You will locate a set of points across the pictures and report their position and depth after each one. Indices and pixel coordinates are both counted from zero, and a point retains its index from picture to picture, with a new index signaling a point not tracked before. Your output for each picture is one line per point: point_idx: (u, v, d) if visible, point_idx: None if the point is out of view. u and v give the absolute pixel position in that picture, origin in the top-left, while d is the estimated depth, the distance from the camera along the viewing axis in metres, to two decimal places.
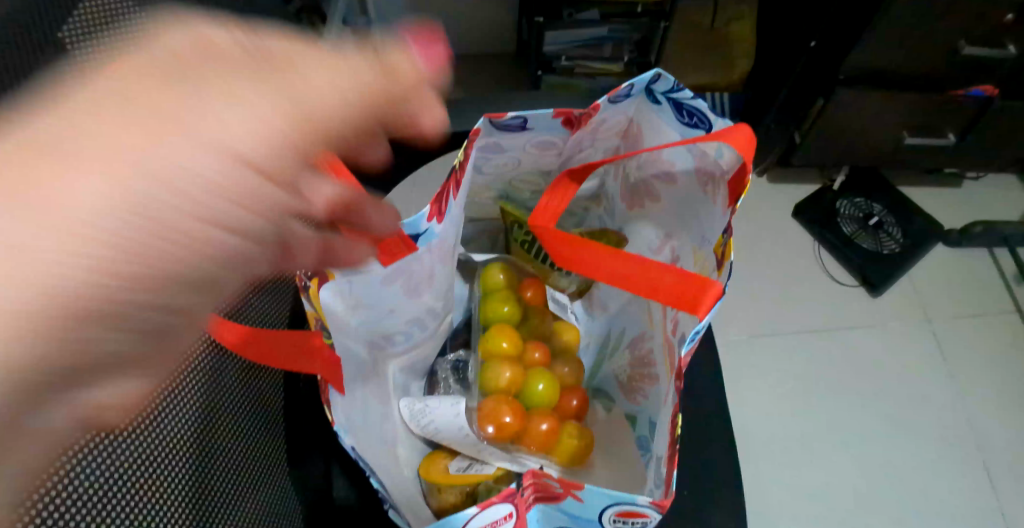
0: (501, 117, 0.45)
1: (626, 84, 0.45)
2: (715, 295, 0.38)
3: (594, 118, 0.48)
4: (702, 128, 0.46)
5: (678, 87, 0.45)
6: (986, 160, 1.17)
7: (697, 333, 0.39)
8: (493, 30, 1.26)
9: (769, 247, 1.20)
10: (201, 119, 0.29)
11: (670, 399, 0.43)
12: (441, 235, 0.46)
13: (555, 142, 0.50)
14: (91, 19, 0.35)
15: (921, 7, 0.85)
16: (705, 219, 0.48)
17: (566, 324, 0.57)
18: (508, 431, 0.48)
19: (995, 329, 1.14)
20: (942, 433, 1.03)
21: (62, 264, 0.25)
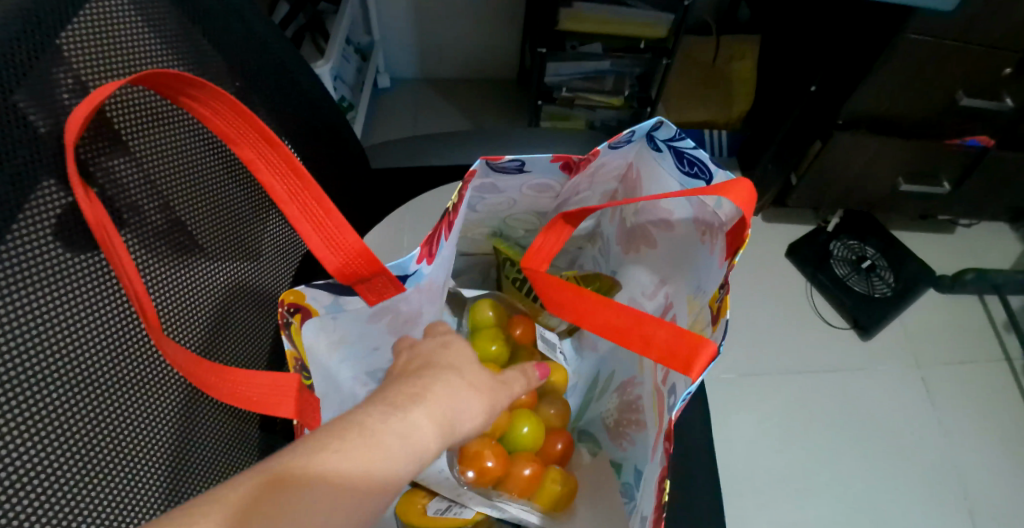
0: (498, 160, 0.44)
1: (629, 130, 0.45)
2: (709, 354, 0.38)
3: (593, 163, 0.48)
4: (702, 178, 0.46)
5: (679, 135, 0.45)
6: (980, 209, 1.18)
7: (689, 393, 0.39)
8: (497, 58, 1.27)
9: (761, 285, 1.20)
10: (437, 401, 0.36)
11: (659, 455, 0.42)
12: (430, 275, 0.45)
13: (552, 185, 0.50)
14: (100, 28, 0.36)
15: (920, 57, 0.86)
16: (701, 268, 0.47)
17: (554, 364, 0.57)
18: (490, 475, 0.47)
19: (985, 377, 1.14)
20: (930, 480, 1.03)
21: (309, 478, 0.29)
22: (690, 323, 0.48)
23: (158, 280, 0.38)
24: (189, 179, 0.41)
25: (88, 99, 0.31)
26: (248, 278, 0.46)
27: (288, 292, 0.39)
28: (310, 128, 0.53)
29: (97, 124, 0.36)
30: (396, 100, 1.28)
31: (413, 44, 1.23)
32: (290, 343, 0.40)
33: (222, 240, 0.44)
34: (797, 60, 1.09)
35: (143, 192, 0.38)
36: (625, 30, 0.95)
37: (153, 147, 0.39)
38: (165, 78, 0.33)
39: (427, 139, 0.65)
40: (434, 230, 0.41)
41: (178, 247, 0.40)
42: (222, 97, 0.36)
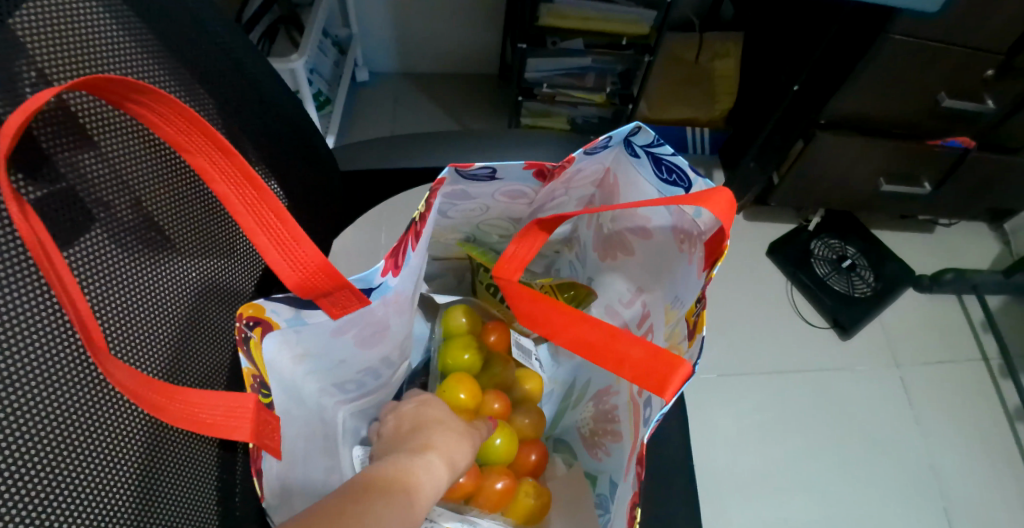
0: (467, 167, 0.43)
1: (605, 136, 0.44)
2: (683, 375, 0.37)
3: (568, 169, 0.46)
4: (680, 186, 0.44)
5: (657, 141, 0.43)
6: (959, 209, 1.18)
7: (661, 415, 0.38)
8: (477, 51, 1.25)
9: (742, 284, 1.20)
10: (437, 439, 0.41)
11: (631, 474, 0.42)
12: (397, 287, 0.45)
13: (526, 191, 0.49)
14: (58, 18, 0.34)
15: (903, 57, 0.86)
16: (679, 277, 0.46)
17: (529, 373, 0.55)
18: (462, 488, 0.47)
19: (961, 376, 1.14)
20: (905, 478, 1.03)
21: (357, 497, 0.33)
22: (667, 334, 0.47)
23: (127, 280, 0.37)
24: (160, 174, 0.40)
25: (22, 109, 0.28)
26: (222, 277, 0.45)
27: (248, 304, 0.38)
28: (273, 132, 0.51)
29: (61, 116, 0.34)
30: (375, 95, 1.26)
31: (391, 37, 1.20)
32: (247, 361, 0.38)
33: (195, 239, 0.42)
34: (781, 59, 1.08)
35: (112, 188, 0.37)
36: (608, 27, 0.93)
37: (124, 142, 0.38)
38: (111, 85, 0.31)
39: (399, 139, 0.63)
40: (400, 240, 0.41)
41: (150, 245, 0.39)
42: (171, 103, 0.34)
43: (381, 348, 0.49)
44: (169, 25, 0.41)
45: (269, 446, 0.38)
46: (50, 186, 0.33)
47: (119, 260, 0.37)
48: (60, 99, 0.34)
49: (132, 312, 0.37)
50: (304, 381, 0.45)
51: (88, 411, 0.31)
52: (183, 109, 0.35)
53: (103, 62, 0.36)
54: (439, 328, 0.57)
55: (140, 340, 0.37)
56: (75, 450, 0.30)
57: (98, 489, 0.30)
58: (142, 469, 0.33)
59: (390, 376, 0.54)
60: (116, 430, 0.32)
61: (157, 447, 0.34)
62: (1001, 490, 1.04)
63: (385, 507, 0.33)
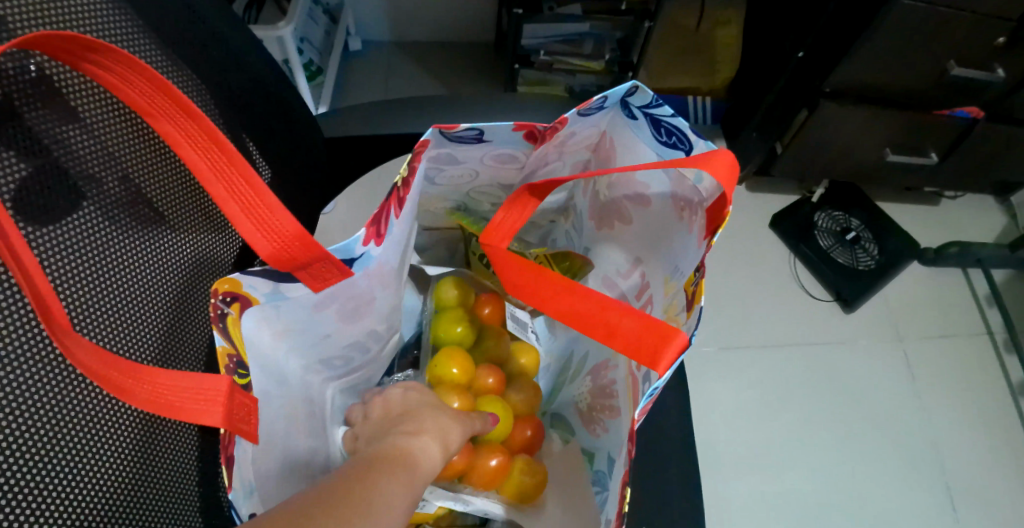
0: (453, 129, 0.41)
1: (600, 96, 0.41)
2: (678, 347, 0.35)
3: (561, 132, 0.44)
4: (681, 149, 0.42)
5: (656, 102, 0.41)
6: (966, 181, 1.15)
7: (656, 389, 0.37)
8: (473, 19, 1.21)
9: (744, 257, 1.18)
10: (433, 420, 0.39)
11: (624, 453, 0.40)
12: (380, 257, 0.44)
13: (516, 155, 0.47)
14: None
15: (911, 23, 0.83)
16: (678, 247, 0.45)
17: (523, 347, 0.54)
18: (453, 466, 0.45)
19: (963, 350, 1.13)
20: (905, 451, 1.03)
21: (355, 479, 0.32)
22: (665, 307, 0.45)
23: (116, 253, 0.35)
24: (148, 145, 0.38)
25: None
26: (214, 251, 0.43)
27: (223, 279, 0.36)
28: (251, 99, 0.48)
29: (39, 85, 0.32)
30: (367, 64, 1.23)
31: (382, 4, 1.16)
32: (221, 340, 0.36)
33: (186, 211, 0.41)
34: (785, 25, 1.04)
35: (99, 161, 0.35)
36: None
37: (110, 111, 0.36)
38: (62, 41, 0.29)
39: (388, 103, 0.61)
40: (382, 206, 0.40)
41: (139, 218, 0.37)
42: (137, 66, 0.33)
43: (366, 322, 0.48)
44: None
45: (245, 431, 0.36)
46: (36, 159, 0.32)
47: (109, 234, 0.35)
48: (36, 66, 0.32)
49: (122, 287, 0.35)
50: (285, 355, 0.43)
51: (55, 383, 0.30)
52: (152, 73, 0.33)
53: (79, 23, 0.35)
54: (429, 303, 0.56)
55: (128, 313, 0.36)
56: (44, 421, 0.29)
57: (70, 458, 0.30)
58: (113, 442, 0.33)
59: (378, 352, 0.53)
60: (81, 410, 0.31)
61: (127, 424, 0.34)
62: (1002, 464, 1.03)
63: (381, 481, 0.32)
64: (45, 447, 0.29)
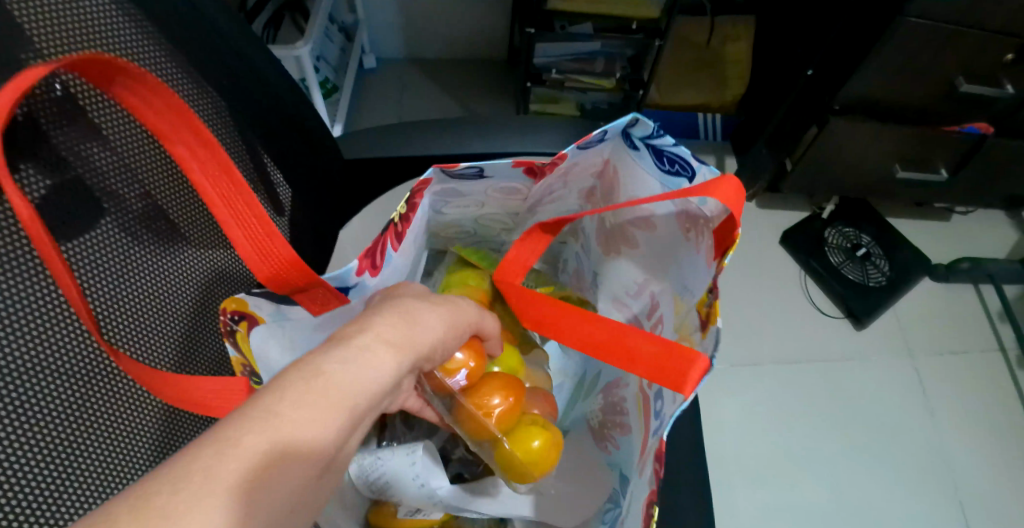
0: (452, 167, 0.46)
1: (599, 130, 0.44)
2: (700, 369, 0.37)
3: (561, 166, 0.48)
4: (683, 175, 0.44)
5: (656, 133, 0.43)
6: (977, 197, 1.16)
7: (677, 412, 0.38)
8: (486, 36, 1.23)
9: (754, 273, 1.18)
10: (399, 318, 0.31)
11: (648, 471, 0.41)
12: (378, 285, 0.46)
13: (519, 188, 0.52)
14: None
15: (919, 41, 0.84)
16: (685, 267, 0.46)
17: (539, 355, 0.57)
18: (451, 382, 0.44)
19: (976, 367, 1.13)
20: (917, 468, 1.02)
21: (286, 420, 0.24)
22: (676, 326, 0.46)
23: (133, 265, 0.37)
24: (167, 165, 0.39)
25: (16, 86, 0.27)
26: (233, 267, 0.45)
27: (232, 299, 0.40)
28: (271, 124, 0.50)
29: (64, 102, 0.33)
30: (381, 82, 1.24)
31: (396, 22, 1.19)
32: (235, 348, 0.41)
33: (204, 228, 0.42)
34: (794, 43, 1.06)
35: (120, 179, 0.36)
36: (615, 10, 0.90)
37: (133, 129, 0.37)
38: (96, 62, 0.31)
39: (407, 124, 0.62)
40: (378, 240, 0.44)
41: (156, 234, 0.38)
42: (161, 92, 0.35)
43: None
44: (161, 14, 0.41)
45: None
46: (58, 174, 0.33)
47: (127, 247, 0.37)
48: (63, 85, 0.33)
49: (139, 298, 0.37)
50: None
51: (76, 380, 0.32)
52: (173, 99, 0.35)
53: (102, 45, 0.36)
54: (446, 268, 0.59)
55: (144, 324, 0.37)
56: (66, 414, 0.32)
57: (101, 447, 0.33)
58: (140, 428, 0.36)
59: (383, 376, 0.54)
60: (107, 403, 0.34)
61: (151, 414, 0.37)
62: (1017, 482, 1.02)
63: (287, 461, 0.24)
64: (67, 438, 0.31)
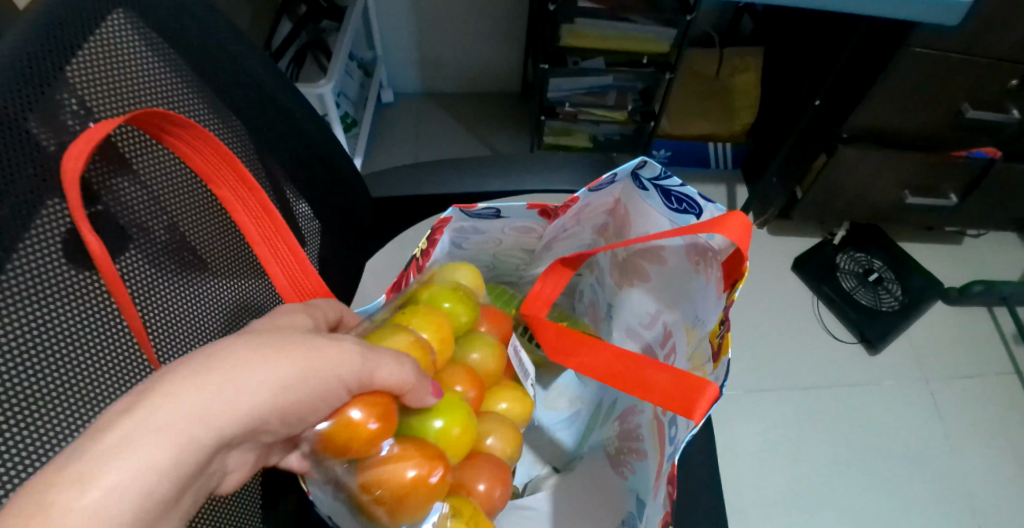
0: (471, 208, 0.50)
1: (609, 174, 0.48)
2: (710, 398, 0.39)
3: (572, 207, 0.51)
4: (691, 213, 0.47)
5: (665, 174, 0.46)
6: (988, 221, 1.17)
7: (689, 437, 0.40)
8: (501, 70, 1.27)
9: (767, 298, 1.20)
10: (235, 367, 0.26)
11: (661, 494, 0.43)
12: None
13: (533, 227, 0.55)
14: (99, 53, 0.36)
15: (923, 70, 0.86)
16: (697, 299, 0.48)
17: (515, 395, 0.50)
18: (345, 444, 0.35)
19: (992, 389, 1.12)
20: (936, 493, 1.01)
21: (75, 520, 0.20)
22: (688, 355, 0.48)
23: (163, 295, 0.39)
24: (192, 198, 0.42)
25: (87, 137, 0.30)
26: (254, 295, 0.47)
27: None
28: (303, 163, 0.53)
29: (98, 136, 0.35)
30: (398, 115, 1.29)
31: (413, 58, 1.23)
32: None
33: (226, 258, 0.44)
34: (801, 73, 1.09)
35: (150, 212, 0.38)
36: (626, 46, 0.94)
37: (159, 164, 0.39)
38: (151, 117, 0.35)
39: (432, 164, 0.65)
40: (402, 273, 0.51)
41: (182, 264, 0.40)
42: (202, 136, 0.39)
43: None
44: (207, 63, 0.44)
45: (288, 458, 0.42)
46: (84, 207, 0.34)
47: (157, 278, 0.38)
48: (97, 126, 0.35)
49: (167, 326, 0.39)
50: None
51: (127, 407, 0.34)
52: (219, 146, 0.40)
53: (142, 92, 0.39)
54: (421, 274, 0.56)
55: (172, 350, 0.39)
56: None
57: None
58: None
59: None
60: None
61: None
62: None
63: None
64: None
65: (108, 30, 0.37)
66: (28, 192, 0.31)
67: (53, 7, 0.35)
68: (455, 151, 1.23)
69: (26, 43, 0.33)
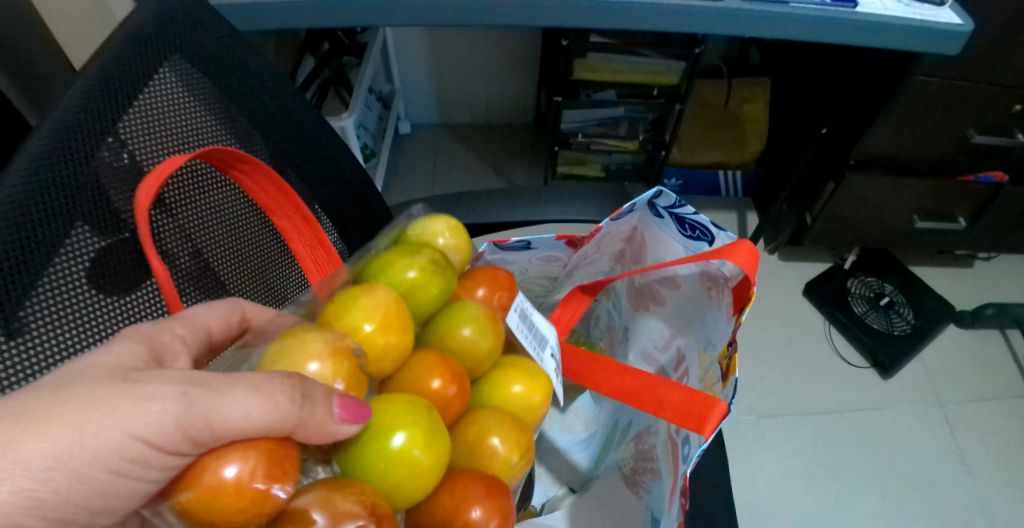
0: (505, 242, 0.53)
1: (628, 204, 0.50)
2: (721, 413, 0.42)
3: (596, 236, 0.54)
4: (704, 240, 0.49)
5: (679, 203, 0.49)
6: (998, 244, 1.18)
7: (700, 452, 0.42)
8: (515, 103, 1.31)
9: (778, 323, 1.21)
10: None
11: (676, 507, 0.45)
12: None
13: (558, 256, 0.58)
14: (152, 98, 0.40)
15: (926, 99, 0.89)
16: (710, 323, 0.50)
17: (526, 374, 0.42)
18: (220, 518, 0.27)
19: (1009, 413, 1.12)
20: (954, 518, 1.01)
21: None
22: (701, 377, 0.50)
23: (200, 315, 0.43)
24: (221, 231, 0.45)
25: (159, 171, 0.36)
26: None
27: None
28: (339, 197, 0.56)
29: (132, 170, 0.38)
30: (417, 146, 1.32)
31: (430, 91, 1.28)
32: None
33: (252, 287, 0.47)
34: (808, 102, 1.12)
35: (179, 243, 0.42)
36: (637, 78, 0.97)
37: (191, 199, 0.43)
38: (224, 157, 0.41)
39: (455, 198, 0.68)
40: None
41: (208, 292, 0.43)
42: (268, 175, 0.45)
43: None
44: (250, 103, 0.47)
45: None
46: (112, 235, 0.37)
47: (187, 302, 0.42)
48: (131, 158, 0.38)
49: None
50: None
51: None
52: (281, 183, 0.46)
53: (186, 132, 0.42)
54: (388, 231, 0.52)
55: None
56: None
57: None
58: None
59: None
60: None
61: None
62: None
63: None
64: None
65: (167, 79, 0.41)
66: (63, 221, 0.34)
67: (119, 54, 0.39)
68: (471, 181, 1.26)
69: (96, 87, 0.37)
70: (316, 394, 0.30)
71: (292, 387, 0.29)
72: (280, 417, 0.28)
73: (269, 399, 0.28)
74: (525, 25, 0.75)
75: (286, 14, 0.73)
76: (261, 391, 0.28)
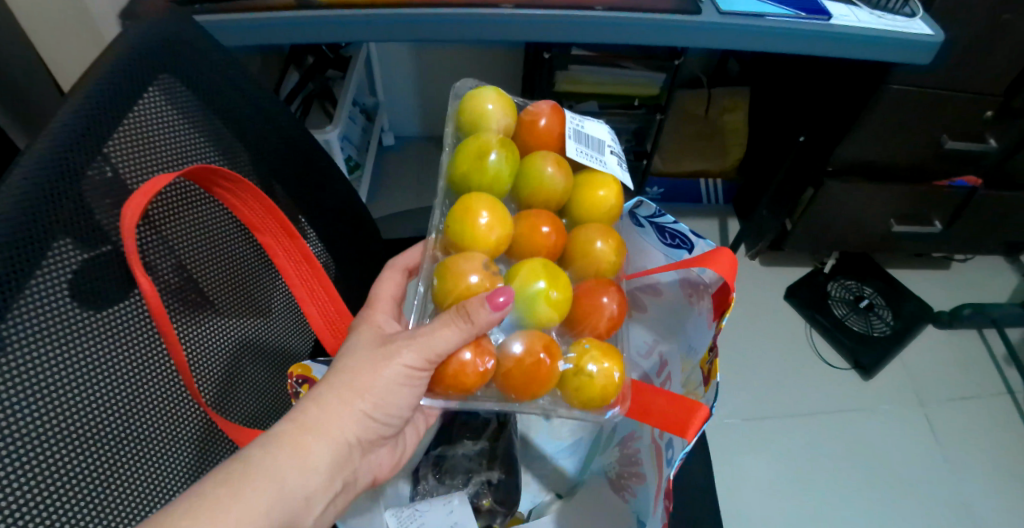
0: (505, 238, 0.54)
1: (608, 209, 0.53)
2: (702, 417, 0.44)
3: None
4: (683, 249, 0.51)
5: (660, 213, 0.52)
6: (975, 247, 1.21)
7: (683, 455, 0.44)
8: None
9: (761, 328, 1.23)
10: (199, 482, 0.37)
11: (660, 509, 0.46)
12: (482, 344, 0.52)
13: None
14: (137, 112, 0.40)
15: (899, 107, 0.92)
16: (691, 329, 0.51)
17: (605, 180, 0.52)
18: (466, 382, 0.47)
19: (988, 411, 1.15)
20: (936, 515, 1.02)
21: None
22: (684, 382, 0.51)
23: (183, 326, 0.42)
24: (201, 243, 0.45)
25: (145, 190, 0.37)
26: (257, 333, 0.49)
27: (298, 366, 0.52)
28: (325, 211, 0.57)
29: (116, 185, 0.38)
30: (401, 158, 1.34)
31: (414, 105, 1.30)
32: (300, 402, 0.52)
33: (231, 298, 0.47)
34: (785, 112, 1.15)
35: (160, 253, 0.41)
36: (620, 90, 0.99)
37: (169, 211, 0.42)
38: (211, 174, 0.42)
39: None
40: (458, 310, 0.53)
41: (188, 304, 0.43)
42: (253, 190, 0.46)
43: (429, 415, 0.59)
44: (239, 119, 0.48)
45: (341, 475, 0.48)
46: (88, 249, 0.36)
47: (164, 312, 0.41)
48: (112, 168, 0.38)
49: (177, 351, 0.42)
50: None
51: (95, 433, 0.35)
52: (266, 200, 0.47)
53: (168, 145, 0.42)
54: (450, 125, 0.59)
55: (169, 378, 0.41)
56: (71, 467, 0.34)
57: (102, 504, 0.35)
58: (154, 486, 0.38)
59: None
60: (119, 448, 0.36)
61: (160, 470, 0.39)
62: None
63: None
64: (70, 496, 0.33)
65: (152, 98, 0.41)
66: (40, 233, 0.33)
67: (112, 73, 0.39)
68: None
69: (87, 106, 0.37)
70: (477, 307, 0.44)
71: (459, 313, 0.44)
72: (470, 331, 0.45)
73: (456, 328, 0.44)
74: (506, 41, 0.77)
75: (267, 30, 0.73)
76: (451, 324, 0.44)
